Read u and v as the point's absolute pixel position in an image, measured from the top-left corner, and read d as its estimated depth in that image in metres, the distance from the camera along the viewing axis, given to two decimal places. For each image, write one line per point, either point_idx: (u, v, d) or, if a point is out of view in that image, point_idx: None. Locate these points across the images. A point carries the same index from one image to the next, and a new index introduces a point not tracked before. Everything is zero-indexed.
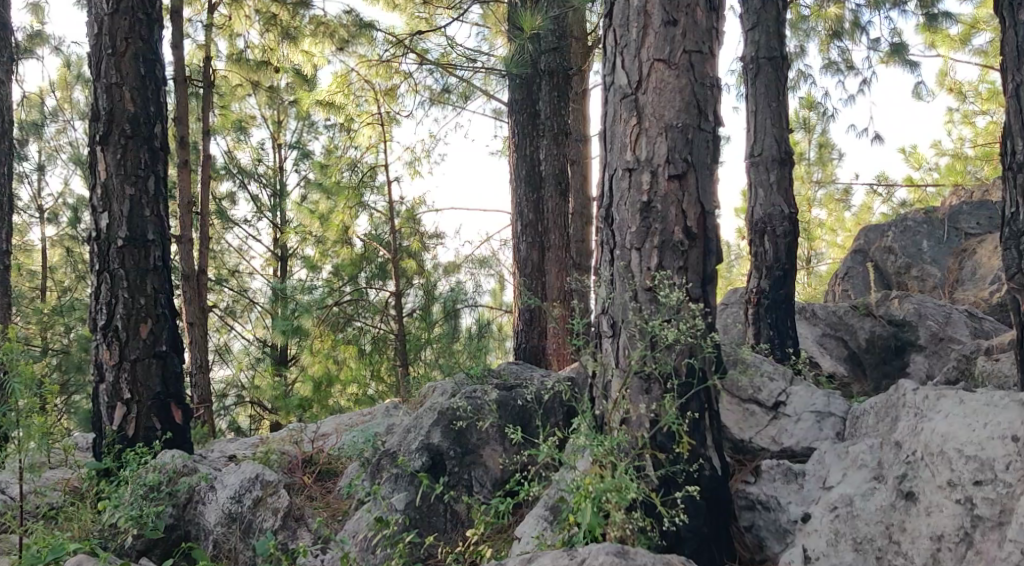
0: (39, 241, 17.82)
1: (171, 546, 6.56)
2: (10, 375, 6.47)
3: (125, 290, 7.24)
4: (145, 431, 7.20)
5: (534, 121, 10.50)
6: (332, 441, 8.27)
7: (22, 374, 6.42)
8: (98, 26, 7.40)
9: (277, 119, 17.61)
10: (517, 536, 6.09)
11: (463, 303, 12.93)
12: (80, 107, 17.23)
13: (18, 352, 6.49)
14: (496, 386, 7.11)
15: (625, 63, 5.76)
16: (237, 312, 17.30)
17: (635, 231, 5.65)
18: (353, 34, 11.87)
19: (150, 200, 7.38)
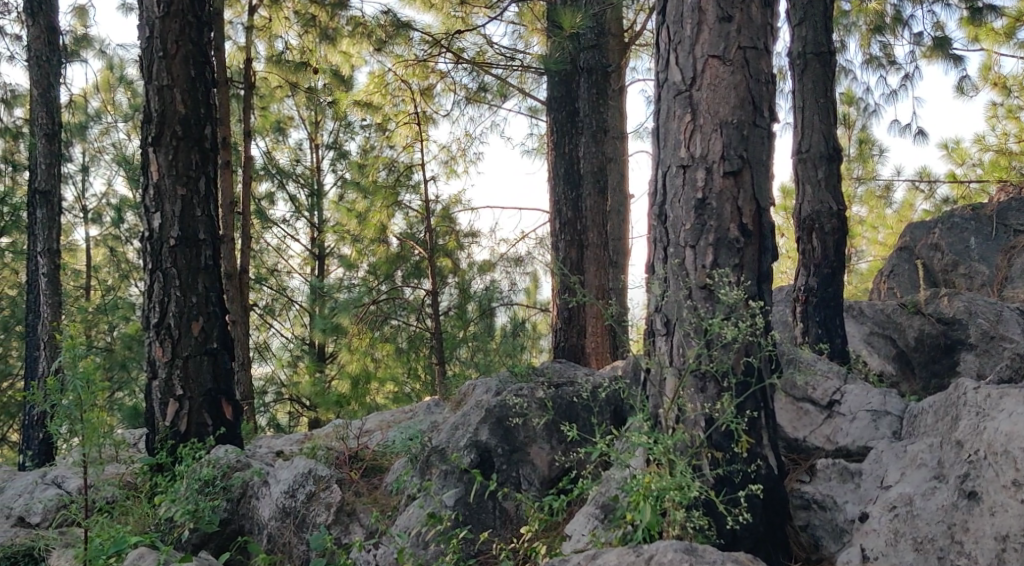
0: (84, 241, 18.07)
1: (225, 540, 6.66)
2: (68, 372, 6.47)
3: (177, 289, 7.30)
4: (196, 427, 7.28)
5: (574, 119, 10.52)
6: (377, 437, 8.29)
7: (81, 370, 6.43)
8: (149, 29, 7.44)
9: (314, 119, 17.68)
10: (568, 534, 6.12)
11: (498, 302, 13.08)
12: (123, 109, 17.42)
13: (80, 348, 6.53)
14: (545, 384, 7.12)
15: (679, 59, 5.73)
16: (275, 309, 17.54)
17: (690, 228, 5.62)
18: (390, 34, 11.85)
19: (201, 200, 7.42)
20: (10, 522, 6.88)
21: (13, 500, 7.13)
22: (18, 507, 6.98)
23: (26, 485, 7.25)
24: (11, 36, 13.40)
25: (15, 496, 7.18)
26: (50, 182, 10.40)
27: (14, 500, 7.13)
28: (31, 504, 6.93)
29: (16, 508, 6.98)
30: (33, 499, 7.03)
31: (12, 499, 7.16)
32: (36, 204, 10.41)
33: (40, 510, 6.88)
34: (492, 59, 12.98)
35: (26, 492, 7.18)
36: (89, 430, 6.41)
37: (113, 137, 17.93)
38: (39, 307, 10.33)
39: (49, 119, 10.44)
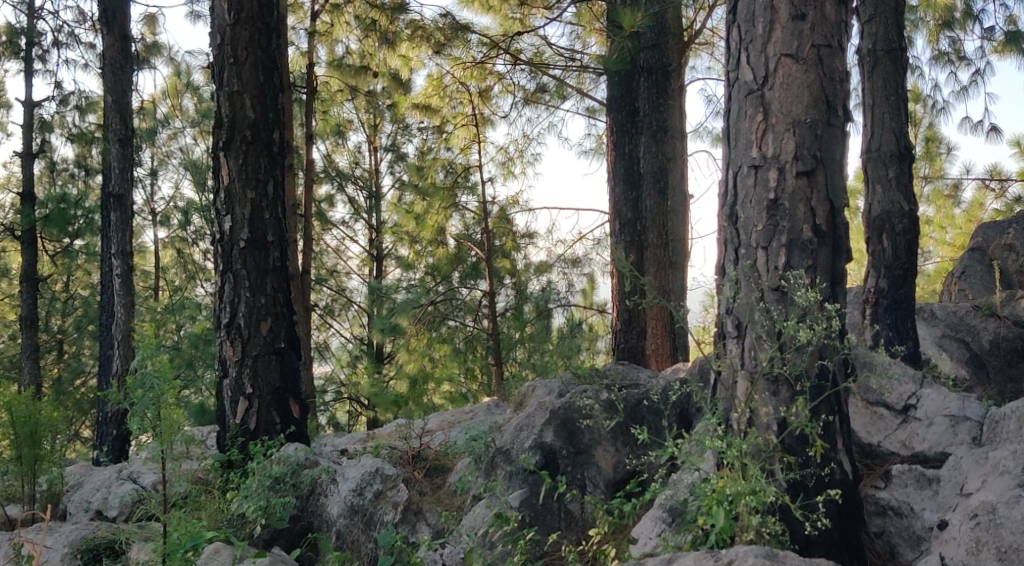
0: (152, 243, 18.39)
1: (295, 537, 6.70)
2: (146, 369, 6.61)
3: (246, 291, 7.43)
4: (266, 425, 7.40)
5: (633, 119, 10.48)
6: (439, 437, 8.30)
7: (159, 366, 6.55)
8: (221, 36, 7.54)
9: (373, 122, 17.76)
10: (635, 537, 6.06)
11: (556, 302, 13.24)
12: (190, 114, 17.70)
13: (155, 347, 6.69)
14: (610, 386, 7.09)
15: (751, 58, 5.65)
16: (335, 310, 17.72)
17: (762, 228, 5.55)
18: (448, 36, 11.85)
19: (269, 203, 7.53)
20: (89, 516, 7.23)
21: (92, 495, 7.40)
22: (96, 501, 7.29)
23: (105, 480, 7.50)
24: (83, 44, 13.66)
25: (94, 491, 7.45)
26: (124, 187, 10.61)
27: (92, 495, 7.41)
28: (108, 498, 7.23)
29: (94, 502, 7.31)
30: (110, 494, 7.29)
31: (91, 494, 7.44)
32: (110, 208, 10.61)
33: (117, 505, 7.13)
34: (550, 59, 12.94)
35: (104, 487, 7.43)
36: (166, 428, 6.44)
37: (179, 141, 18.19)
38: (113, 308, 10.53)
39: (123, 124, 10.65)
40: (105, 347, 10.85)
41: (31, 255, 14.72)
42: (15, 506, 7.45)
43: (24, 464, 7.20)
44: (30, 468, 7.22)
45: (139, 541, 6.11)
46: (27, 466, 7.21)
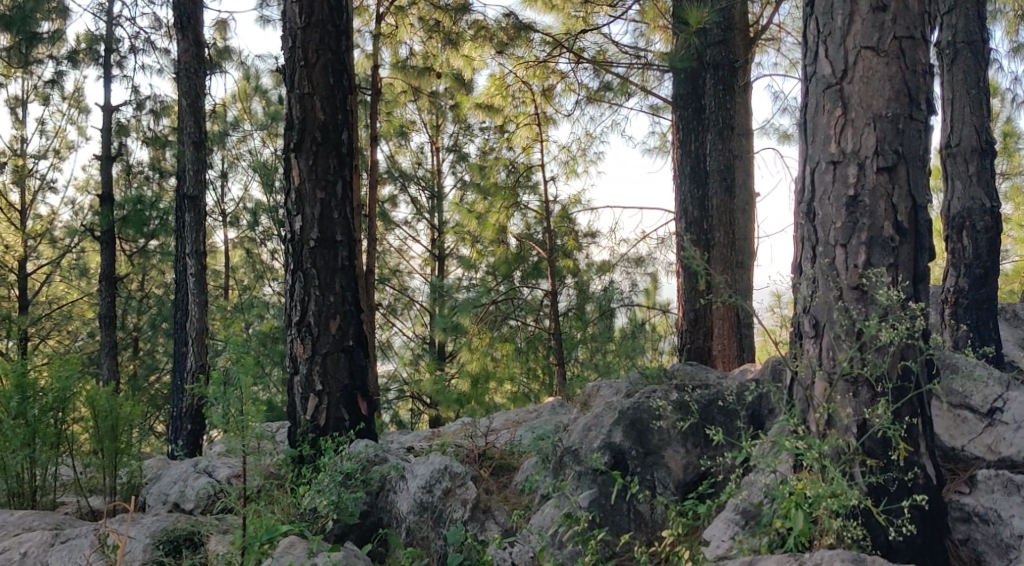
0: (222, 243, 18.71)
1: (365, 532, 6.75)
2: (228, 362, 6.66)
3: (316, 289, 7.65)
4: (334, 422, 7.58)
5: (700, 116, 10.35)
6: (504, 436, 8.23)
7: (241, 360, 6.57)
8: (292, 39, 7.83)
9: (436, 123, 17.80)
10: (707, 539, 5.99)
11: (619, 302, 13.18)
12: (258, 117, 17.97)
13: (236, 340, 6.74)
14: (679, 386, 7.00)
15: (829, 52, 5.53)
16: (397, 309, 18.00)
17: (840, 226, 5.44)
18: (511, 36, 11.79)
19: (338, 203, 7.77)
20: (166, 507, 7.32)
21: (169, 488, 7.45)
22: (174, 494, 7.36)
23: (182, 473, 7.57)
24: (158, 50, 13.91)
25: (171, 483, 7.51)
26: (199, 188, 10.88)
27: (169, 487, 7.47)
28: (185, 491, 7.30)
29: (171, 494, 7.39)
30: (187, 487, 7.36)
31: (168, 486, 7.49)
32: (184, 208, 10.87)
33: (193, 498, 7.23)
34: (613, 57, 12.84)
35: (181, 480, 7.49)
36: (240, 422, 6.52)
37: (248, 144, 18.41)
38: (188, 307, 10.74)
39: (196, 128, 10.90)
40: (180, 344, 11.06)
41: (109, 255, 15.00)
42: (95, 498, 7.57)
43: (106, 457, 7.31)
44: (111, 461, 7.33)
45: (217, 533, 6.27)
46: (109, 458, 7.32)
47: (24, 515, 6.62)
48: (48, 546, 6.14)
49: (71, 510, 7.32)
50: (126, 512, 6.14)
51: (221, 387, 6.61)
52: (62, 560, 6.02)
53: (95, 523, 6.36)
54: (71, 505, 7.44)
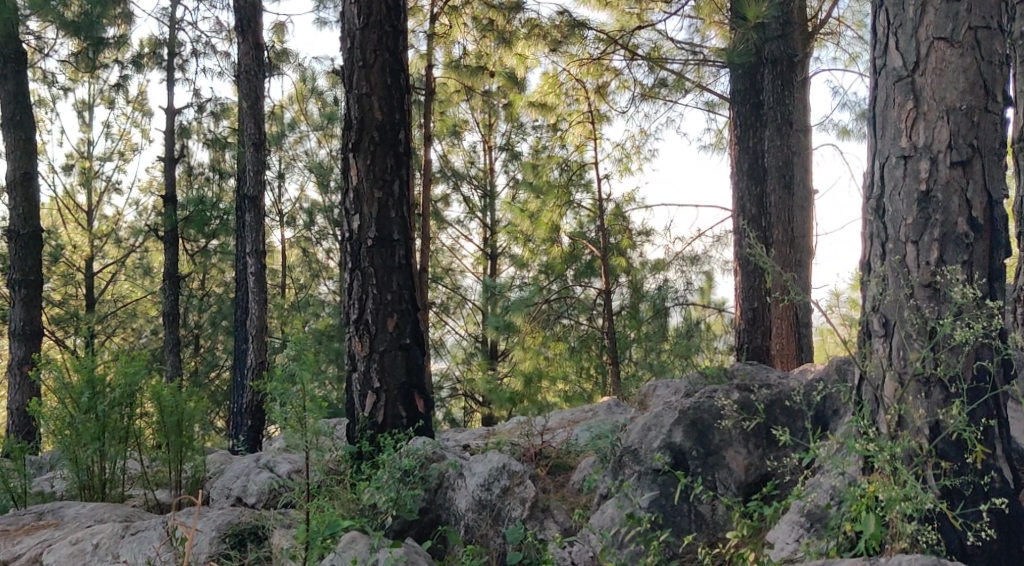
0: (278, 243, 18.92)
1: (425, 528, 6.74)
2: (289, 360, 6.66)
3: (374, 287, 7.66)
4: (392, 419, 7.56)
5: (758, 112, 10.23)
6: (561, 436, 8.15)
7: (303, 357, 6.56)
8: (351, 40, 7.88)
9: (488, 122, 17.77)
10: (771, 541, 5.94)
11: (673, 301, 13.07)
12: (314, 118, 18.12)
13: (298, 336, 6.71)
14: (739, 386, 6.88)
15: (900, 44, 5.40)
16: (450, 308, 18.04)
17: (912, 222, 5.30)
18: (565, 34, 11.70)
19: (396, 202, 7.79)
20: (229, 502, 7.37)
21: (233, 482, 7.50)
22: (237, 488, 7.41)
23: (245, 468, 7.61)
24: (219, 53, 14.06)
25: (234, 478, 7.56)
26: (258, 188, 11.18)
27: (232, 482, 7.51)
28: (248, 486, 7.35)
29: (234, 489, 7.43)
30: (250, 482, 7.40)
31: (231, 481, 7.55)
32: (245, 208, 11.11)
33: (256, 492, 7.27)
34: (668, 53, 12.72)
35: (244, 474, 7.53)
36: (299, 419, 6.56)
37: (305, 144, 18.57)
38: (249, 305, 10.89)
39: (256, 128, 11.14)
40: (241, 342, 11.22)
41: (172, 255, 15.21)
42: (161, 490, 7.70)
43: (172, 451, 7.38)
44: (176, 455, 7.40)
45: (281, 528, 6.26)
46: (175, 454, 7.39)
47: (96, 507, 6.76)
48: (119, 538, 6.12)
49: (139, 504, 7.40)
50: (195, 504, 6.10)
51: (285, 384, 6.63)
52: (132, 552, 5.99)
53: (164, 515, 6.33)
54: (139, 498, 7.51)
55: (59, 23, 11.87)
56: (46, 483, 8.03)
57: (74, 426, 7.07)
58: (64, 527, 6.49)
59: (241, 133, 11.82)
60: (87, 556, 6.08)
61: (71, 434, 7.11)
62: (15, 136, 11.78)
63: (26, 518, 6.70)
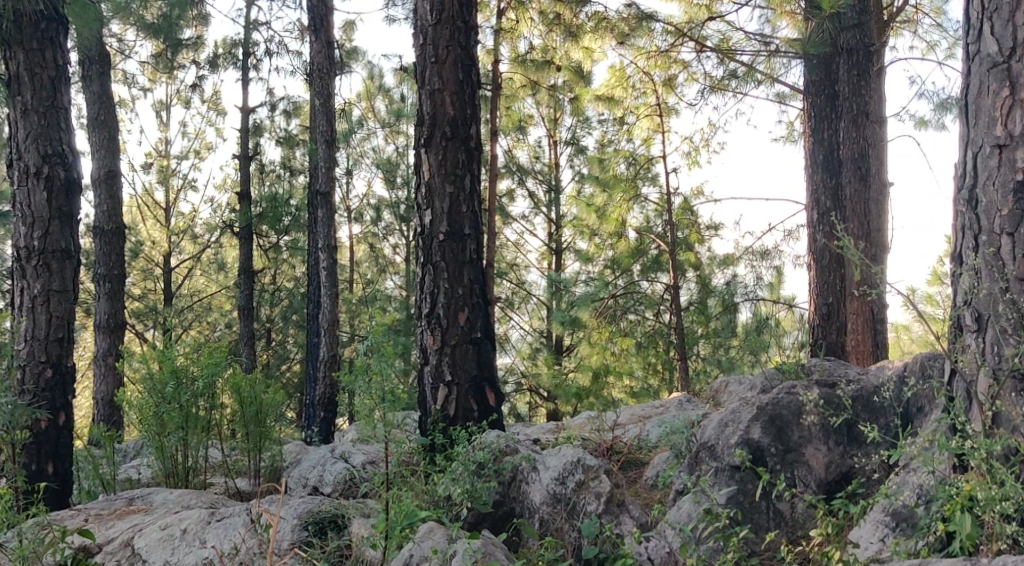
0: (345, 239, 19.12)
1: (499, 521, 6.69)
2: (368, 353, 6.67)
3: (445, 281, 7.63)
4: (464, 412, 7.52)
5: (834, 102, 10.02)
6: (633, 431, 8.07)
7: (381, 349, 6.56)
8: (423, 36, 7.87)
9: (553, 116, 17.71)
10: (855, 540, 5.79)
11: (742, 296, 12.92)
12: (381, 114, 18.22)
13: (376, 329, 6.70)
14: (818, 382, 6.71)
15: (995, 29, 5.24)
16: (515, 303, 18.06)
17: (1007, 214, 5.16)
18: (632, 26, 11.56)
19: (466, 197, 7.76)
20: (306, 491, 7.41)
21: (309, 471, 7.55)
22: (313, 477, 7.46)
23: (321, 458, 7.66)
24: (290, 52, 14.17)
25: (310, 467, 7.61)
26: (330, 184, 11.23)
27: (309, 471, 7.56)
28: (324, 475, 7.39)
29: (311, 478, 7.48)
30: (326, 471, 7.45)
31: (308, 470, 7.60)
32: (317, 204, 11.21)
33: (332, 481, 7.30)
34: (738, 45, 12.54)
35: (320, 464, 7.57)
36: (375, 412, 6.59)
37: (372, 141, 18.70)
38: (320, 299, 10.99)
39: (328, 125, 11.21)
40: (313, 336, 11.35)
41: (246, 250, 15.38)
42: (242, 479, 7.81)
43: (251, 440, 7.52)
44: (255, 443, 7.54)
45: (359, 517, 6.26)
46: (254, 442, 7.53)
47: (183, 493, 6.83)
48: (206, 523, 6.15)
49: (221, 491, 7.46)
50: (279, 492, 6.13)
51: (364, 377, 6.67)
52: (220, 537, 6.02)
53: (249, 502, 6.36)
54: (221, 486, 7.58)
55: (139, 25, 12.01)
56: (134, 471, 8.14)
57: (159, 414, 7.18)
58: (154, 512, 6.56)
59: (314, 131, 11.91)
60: (176, 539, 6.10)
61: (155, 423, 7.20)
62: (99, 135, 11.95)
63: (117, 503, 6.79)
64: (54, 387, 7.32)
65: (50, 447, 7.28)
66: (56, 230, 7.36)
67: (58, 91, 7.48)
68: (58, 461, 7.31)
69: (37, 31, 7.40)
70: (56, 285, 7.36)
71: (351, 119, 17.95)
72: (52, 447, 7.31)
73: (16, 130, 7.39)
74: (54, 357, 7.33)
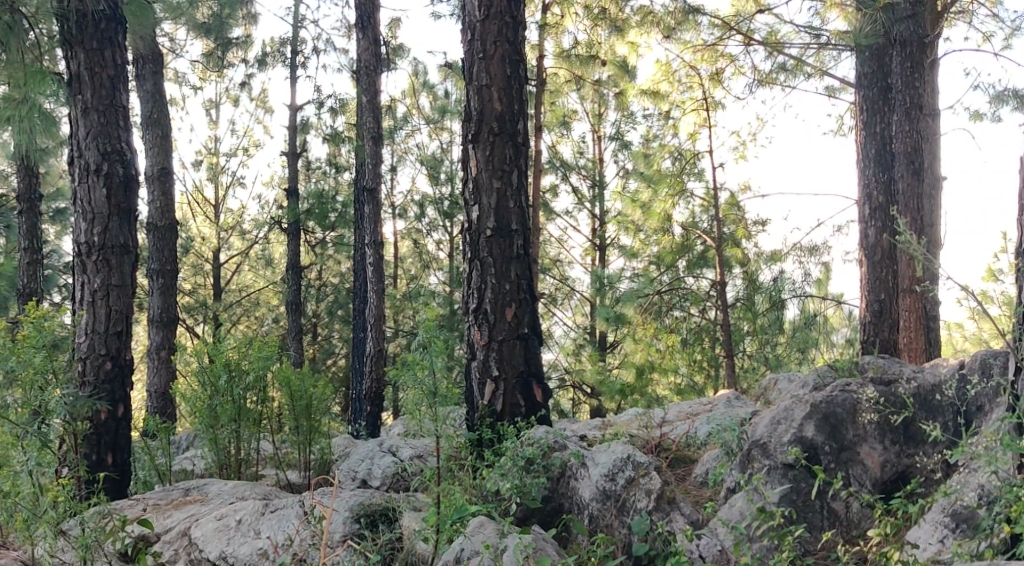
0: (390, 235, 19.17)
1: (548, 517, 6.68)
2: (422, 349, 6.68)
3: (493, 276, 7.58)
4: (511, 407, 7.47)
5: (886, 96, 9.87)
6: (682, 428, 7.96)
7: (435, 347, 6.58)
8: (471, 32, 7.83)
9: (598, 111, 17.61)
10: (912, 541, 5.66)
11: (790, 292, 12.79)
12: (425, 111, 18.21)
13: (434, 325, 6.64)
14: (871, 380, 6.57)
15: None
16: (558, 299, 17.98)
17: None
18: (679, 20, 11.44)
19: (514, 193, 7.70)
20: (355, 484, 7.35)
21: (358, 465, 7.50)
22: (362, 471, 7.41)
23: (369, 451, 7.63)
24: (336, 49, 14.19)
25: (359, 461, 7.56)
26: (376, 180, 11.24)
27: (357, 465, 7.51)
28: (373, 469, 7.36)
29: (359, 472, 7.43)
30: (375, 465, 7.42)
31: (357, 464, 7.55)
32: (364, 200, 11.23)
33: (380, 475, 7.29)
34: (786, 39, 12.38)
35: (369, 458, 7.54)
36: (430, 405, 6.60)
37: (416, 137, 18.72)
38: (366, 294, 11.01)
39: (374, 122, 11.20)
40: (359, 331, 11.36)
41: (294, 246, 15.44)
42: (292, 472, 7.82)
43: (301, 434, 7.58)
44: (305, 437, 7.59)
45: (410, 510, 6.26)
46: (304, 436, 7.58)
47: (238, 485, 6.84)
48: (260, 514, 6.15)
49: (272, 484, 7.46)
50: (332, 484, 6.10)
51: (417, 372, 6.68)
52: (274, 528, 6.01)
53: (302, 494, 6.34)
54: (272, 478, 7.58)
55: (190, 24, 12.10)
56: (187, 462, 8.21)
57: (211, 408, 7.23)
58: (210, 503, 6.57)
59: (360, 127, 11.92)
60: (231, 530, 6.11)
61: (208, 416, 7.25)
62: (153, 133, 12.04)
63: (174, 493, 6.82)
64: (113, 380, 7.33)
65: (109, 438, 7.29)
66: (114, 227, 7.39)
67: (116, 90, 7.52)
68: (117, 452, 7.32)
69: (97, 31, 7.48)
70: (115, 281, 7.39)
71: (395, 115, 17.97)
72: (111, 438, 7.31)
73: (77, 129, 7.44)
74: (114, 350, 7.35)
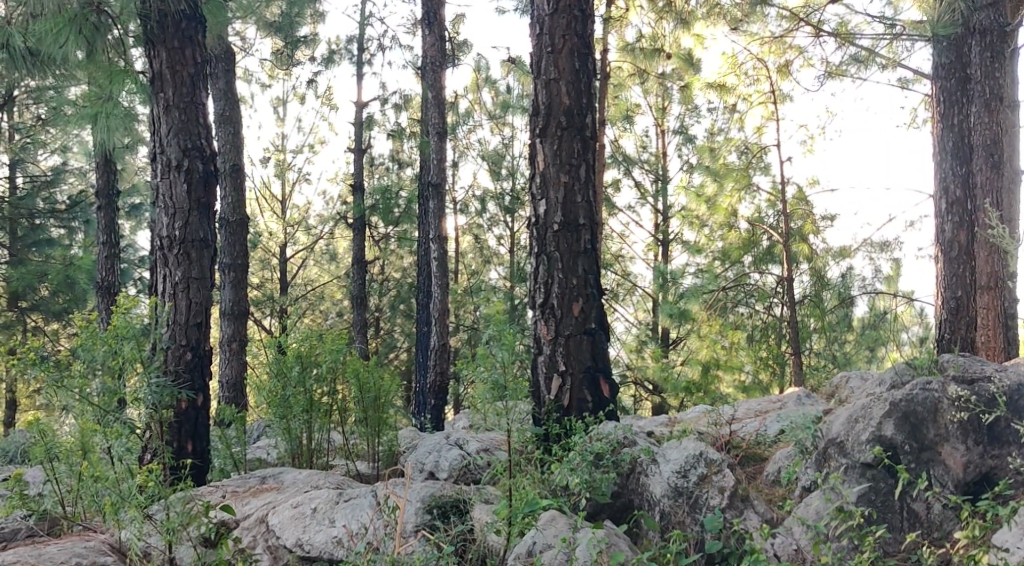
0: (453, 229, 19.19)
1: (619, 512, 6.57)
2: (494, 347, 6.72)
3: (559, 271, 7.51)
4: (578, 402, 7.38)
5: (964, 86, 9.39)
6: (751, 426, 7.78)
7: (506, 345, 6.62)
8: (540, 25, 7.76)
9: (662, 105, 17.44)
10: (1000, 545, 5.51)
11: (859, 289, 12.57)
12: (487, 106, 18.17)
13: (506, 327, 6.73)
14: (953, 378, 6.24)
15: None
16: (620, 295, 17.82)
17: None
18: (747, 13, 11.26)
19: (582, 187, 7.60)
20: (422, 477, 7.28)
21: (426, 457, 7.41)
22: (430, 463, 7.33)
23: (437, 443, 7.51)
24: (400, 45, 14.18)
25: (427, 453, 7.47)
26: (441, 176, 11.22)
27: (426, 457, 7.42)
28: (440, 461, 7.28)
29: (427, 463, 7.35)
30: (443, 458, 7.30)
31: (425, 455, 7.46)
32: (429, 195, 11.22)
33: (448, 468, 7.23)
34: (857, 31, 12.14)
35: (436, 449, 7.43)
36: (503, 397, 6.59)
37: (478, 132, 18.69)
38: (431, 288, 11.00)
39: (440, 117, 11.17)
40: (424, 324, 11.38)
41: (359, 242, 15.50)
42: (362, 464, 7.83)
43: (369, 426, 7.52)
44: (374, 429, 7.53)
45: (481, 503, 6.21)
46: (372, 428, 7.53)
47: (312, 474, 6.84)
48: (335, 503, 6.13)
49: (341, 474, 7.48)
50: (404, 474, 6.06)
51: (491, 366, 6.69)
52: (348, 516, 6.00)
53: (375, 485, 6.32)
54: (341, 468, 7.57)
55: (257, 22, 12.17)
56: (262, 452, 8.28)
57: (285, 398, 7.28)
58: (286, 490, 6.59)
59: (425, 123, 11.91)
60: (306, 518, 6.10)
61: (282, 406, 7.31)
62: (224, 132, 12.15)
63: (251, 481, 6.86)
64: (193, 369, 7.38)
65: (189, 426, 7.34)
66: (195, 221, 7.43)
67: (197, 86, 7.55)
68: (196, 440, 7.37)
69: (177, 30, 7.51)
70: (195, 273, 7.42)
71: (458, 110, 17.96)
72: (191, 427, 7.36)
73: (158, 125, 7.47)
74: (193, 341, 7.39)
